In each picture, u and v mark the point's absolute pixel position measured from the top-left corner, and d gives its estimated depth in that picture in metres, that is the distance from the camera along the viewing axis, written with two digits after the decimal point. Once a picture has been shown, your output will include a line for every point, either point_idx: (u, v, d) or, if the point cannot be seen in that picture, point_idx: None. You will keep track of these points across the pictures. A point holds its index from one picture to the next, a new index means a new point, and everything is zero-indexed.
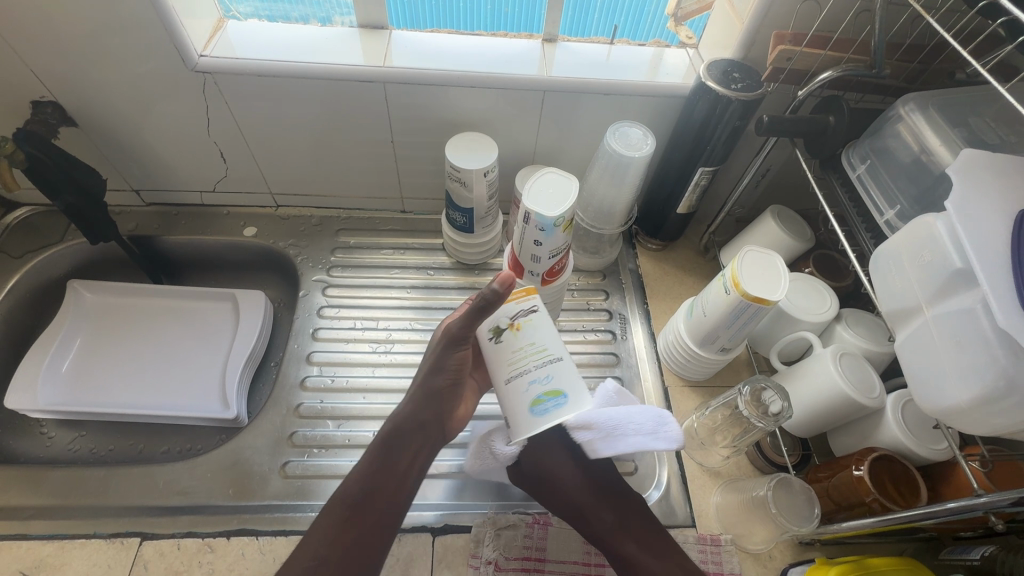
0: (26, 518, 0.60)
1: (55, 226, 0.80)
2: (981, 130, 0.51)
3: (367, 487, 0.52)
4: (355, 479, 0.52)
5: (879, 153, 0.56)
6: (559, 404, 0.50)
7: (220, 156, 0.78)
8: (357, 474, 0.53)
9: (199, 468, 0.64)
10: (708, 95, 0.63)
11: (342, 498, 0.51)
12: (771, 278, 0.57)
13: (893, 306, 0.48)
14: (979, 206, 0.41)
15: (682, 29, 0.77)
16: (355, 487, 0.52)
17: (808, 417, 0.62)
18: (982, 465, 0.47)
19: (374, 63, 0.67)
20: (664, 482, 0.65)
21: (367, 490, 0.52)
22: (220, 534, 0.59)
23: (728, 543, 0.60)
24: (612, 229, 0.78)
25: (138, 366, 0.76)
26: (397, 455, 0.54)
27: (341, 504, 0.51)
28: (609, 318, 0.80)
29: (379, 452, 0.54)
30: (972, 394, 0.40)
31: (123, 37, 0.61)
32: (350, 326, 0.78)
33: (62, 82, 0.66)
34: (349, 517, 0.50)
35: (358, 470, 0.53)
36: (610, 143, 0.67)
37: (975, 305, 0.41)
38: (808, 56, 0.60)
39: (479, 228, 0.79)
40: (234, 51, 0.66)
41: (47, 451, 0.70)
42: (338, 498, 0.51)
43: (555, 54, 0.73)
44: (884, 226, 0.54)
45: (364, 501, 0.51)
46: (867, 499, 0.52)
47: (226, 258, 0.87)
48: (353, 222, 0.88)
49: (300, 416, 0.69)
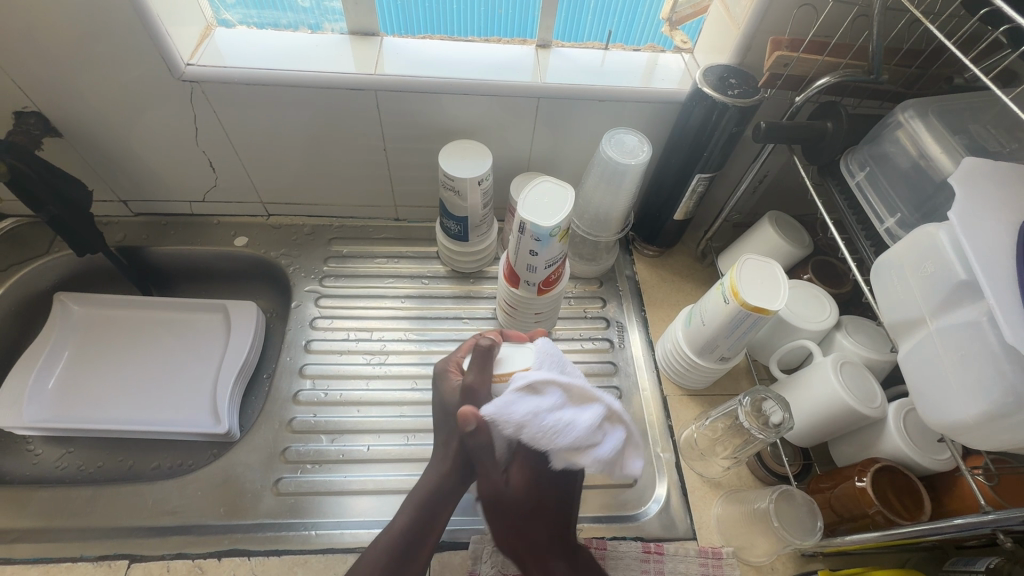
0: (10, 541, 0.58)
1: (41, 238, 0.79)
2: (982, 136, 0.51)
3: (414, 531, 0.51)
4: (399, 527, 0.51)
5: (877, 160, 0.56)
6: None
7: (209, 166, 0.77)
8: (399, 527, 0.51)
9: (189, 486, 0.62)
10: (704, 101, 0.63)
11: (387, 538, 0.51)
12: (770, 288, 0.57)
13: (895, 317, 0.48)
14: (983, 217, 0.40)
15: (677, 34, 0.76)
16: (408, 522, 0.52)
17: (810, 427, 0.61)
18: (987, 478, 0.47)
19: (365, 71, 0.66)
20: (664, 494, 0.64)
21: (410, 547, 0.51)
22: (210, 555, 0.58)
23: (729, 556, 0.59)
24: (609, 236, 0.77)
25: (125, 381, 0.74)
26: (436, 509, 0.53)
27: (390, 553, 0.49)
28: (607, 326, 0.79)
29: (419, 506, 0.53)
30: (978, 409, 0.39)
31: (109, 45, 0.60)
32: (344, 337, 0.77)
33: (45, 92, 0.64)
34: (402, 555, 0.50)
35: (402, 517, 0.52)
36: (605, 150, 0.67)
37: (979, 317, 0.40)
38: (805, 63, 0.59)
39: (474, 237, 0.78)
40: (223, 60, 0.65)
41: (34, 470, 0.69)
42: (383, 544, 0.50)
43: (549, 60, 0.72)
44: (884, 235, 0.54)
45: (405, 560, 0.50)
46: (870, 511, 0.51)
47: (215, 268, 0.86)
48: (346, 230, 0.87)
49: (293, 431, 0.68)
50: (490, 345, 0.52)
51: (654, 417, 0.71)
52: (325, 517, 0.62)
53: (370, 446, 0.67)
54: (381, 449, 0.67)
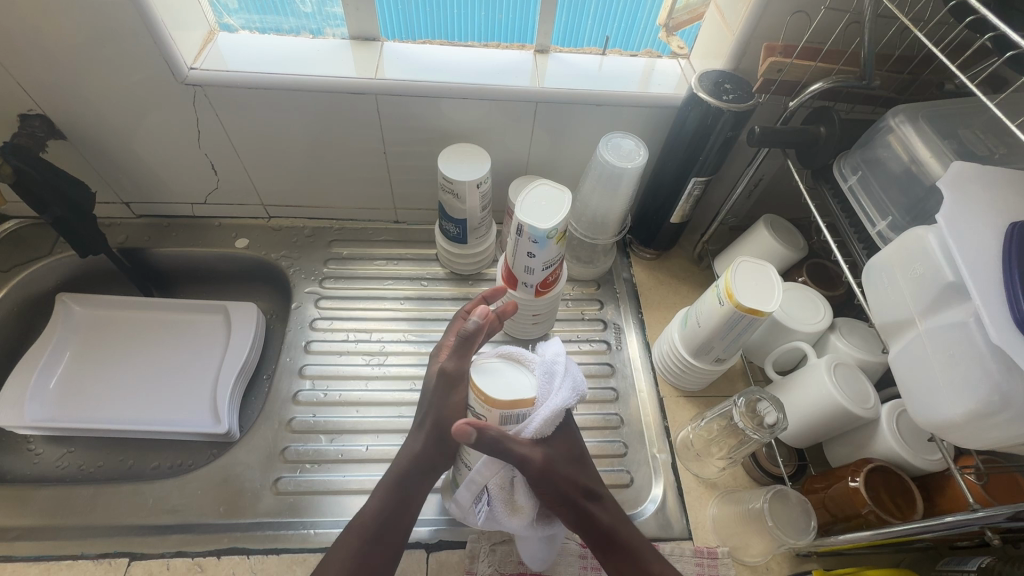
0: (12, 539, 0.59)
1: (44, 240, 0.79)
2: (971, 141, 0.52)
3: (390, 515, 0.52)
4: (371, 513, 0.52)
5: (870, 163, 0.56)
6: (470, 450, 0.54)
7: (210, 168, 0.77)
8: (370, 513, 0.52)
9: (190, 485, 0.63)
10: (699, 106, 0.64)
11: (360, 522, 0.52)
12: (764, 289, 0.57)
13: (885, 318, 0.48)
14: (970, 219, 0.41)
15: (674, 39, 0.77)
16: (380, 507, 0.52)
17: (804, 428, 0.61)
18: (977, 477, 0.47)
19: (366, 75, 0.67)
20: (660, 495, 0.65)
21: (380, 531, 0.51)
22: (210, 553, 0.58)
23: (724, 556, 0.60)
24: (606, 239, 0.78)
25: (127, 382, 0.75)
26: (407, 494, 0.53)
27: (360, 537, 0.51)
28: (604, 328, 0.80)
29: (390, 488, 0.53)
30: (966, 408, 0.40)
31: (114, 49, 0.61)
32: (343, 338, 0.77)
33: (50, 95, 0.65)
34: (375, 536, 0.51)
35: (373, 502, 0.53)
36: (603, 154, 0.67)
37: (967, 318, 0.41)
38: (799, 68, 0.60)
39: (473, 239, 0.79)
40: (225, 64, 0.66)
41: (35, 469, 0.69)
42: (355, 529, 0.51)
43: (547, 65, 0.73)
44: (876, 237, 0.54)
45: (376, 542, 0.51)
46: (863, 511, 0.52)
47: (216, 270, 0.86)
48: (345, 233, 0.88)
49: (292, 430, 0.68)
50: (472, 330, 0.51)
51: (651, 418, 0.71)
52: (324, 515, 0.62)
53: (369, 446, 0.68)
54: (380, 449, 0.67)
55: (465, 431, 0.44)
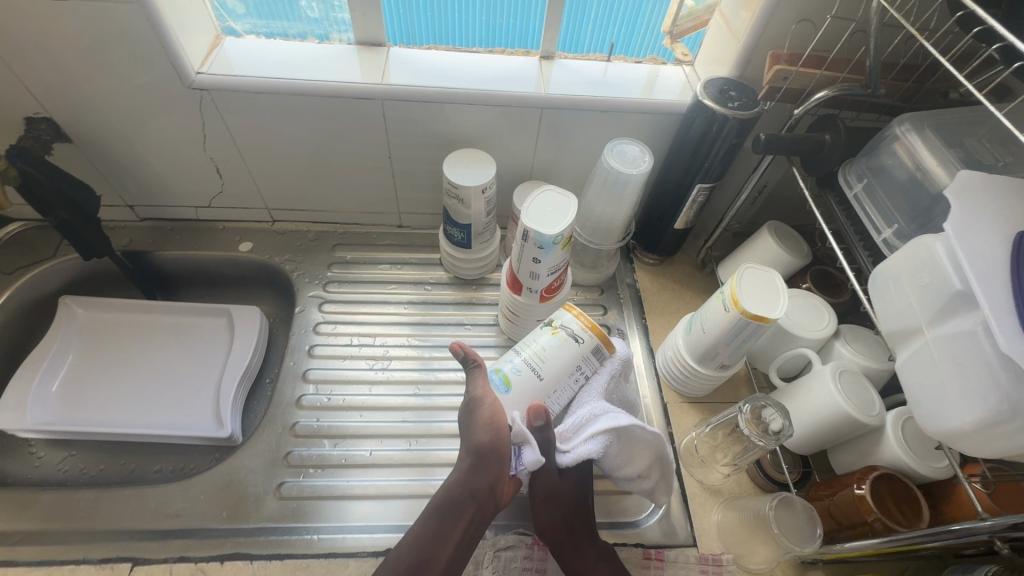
0: (14, 544, 0.58)
1: (48, 242, 0.79)
2: (976, 150, 0.52)
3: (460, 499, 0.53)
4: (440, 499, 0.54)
5: (875, 171, 0.57)
6: (501, 386, 0.59)
7: (216, 172, 0.78)
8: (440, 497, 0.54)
9: (192, 490, 0.63)
10: (704, 113, 0.64)
11: (404, 547, 0.51)
12: (769, 296, 0.58)
13: (892, 326, 0.49)
14: (978, 227, 0.41)
15: (678, 46, 0.77)
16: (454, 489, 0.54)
17: (809, 435, 0.61)
18: (984, 486, 0.47)
19: (372, 80, 0.67)
20: (665, 501, 0.65)
21: (453, 516, 0.52)
22: (213, 558, 0.58)
23: (729, 563, 0.60)
24: (610, 245, 0.78)
25: (129, 385, 0.75)
26: (462, 502, 0.53)
27: (433, 522, 0.52)
28: (608, 333, 0.80)
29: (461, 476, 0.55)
30: (974, 416, 0.40)
31: (120, 53, 0.61)
32: (347, 342, 0.77)
33: (56, 98, 0.65)
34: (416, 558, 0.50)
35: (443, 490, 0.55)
36: (607, 160, 0.68)
37: (975, 326, 0.41)
38: (804, 76, 0.61)
39: (477, 244, 0.79)
40: (232, 69, 0.66)
41: (36, 472, 0.69)
42: (395, 558, 0.50)
43: (552, 71, 0.73)
44: (882, 245, 0.55)
45: (422, 566, 0.49)
46: (869, 518, 0.52)
47: (219, 273, 0.86)
48: (349, 237, 0.88)
49: (296, 435, 0.68)
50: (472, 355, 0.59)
51: (655, 423, 0.71)
52: (327, 521, 0.62)
53: (372, 451, 0.67)
54: (384, 454, 0.67)
55: (542, 412, 0.55)
